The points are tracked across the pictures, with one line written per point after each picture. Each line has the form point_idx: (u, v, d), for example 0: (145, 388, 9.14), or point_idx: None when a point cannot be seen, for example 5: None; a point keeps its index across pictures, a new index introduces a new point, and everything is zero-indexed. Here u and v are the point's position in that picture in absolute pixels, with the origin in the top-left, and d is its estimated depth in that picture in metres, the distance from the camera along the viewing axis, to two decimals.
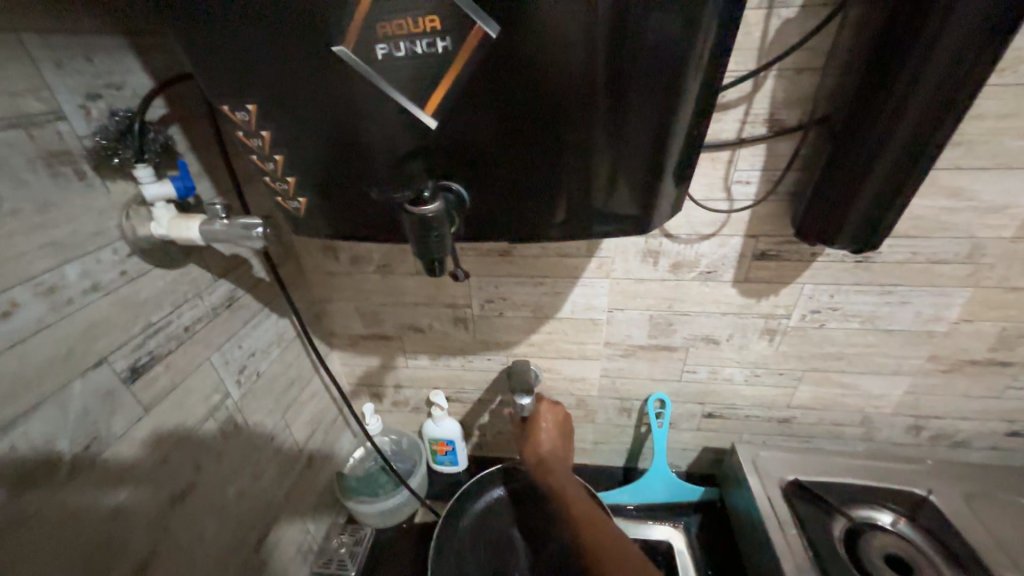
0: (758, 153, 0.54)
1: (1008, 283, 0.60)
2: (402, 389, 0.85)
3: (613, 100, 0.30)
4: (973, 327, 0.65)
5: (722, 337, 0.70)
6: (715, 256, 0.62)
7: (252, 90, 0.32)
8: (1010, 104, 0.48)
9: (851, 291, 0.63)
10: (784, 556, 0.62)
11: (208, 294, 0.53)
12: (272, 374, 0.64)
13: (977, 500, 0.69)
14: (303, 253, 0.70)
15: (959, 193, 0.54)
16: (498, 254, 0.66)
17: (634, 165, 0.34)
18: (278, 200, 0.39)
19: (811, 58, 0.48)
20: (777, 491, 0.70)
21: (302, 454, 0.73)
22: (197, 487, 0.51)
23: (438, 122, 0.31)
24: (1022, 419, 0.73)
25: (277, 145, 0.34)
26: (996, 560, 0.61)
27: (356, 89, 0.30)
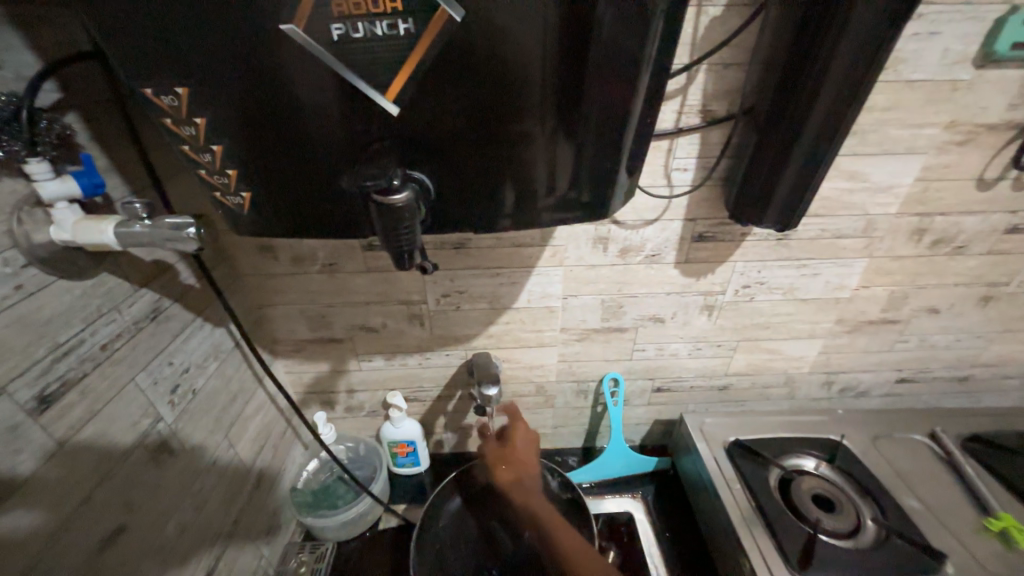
0: (694, 142, 0.58)
1: (894, 253, 0.71)
2: (356, 393, 0.81)
3: (575, 90, 0.31)
4: (869, 292, 0.75)
5: (667, 316, 0.75)
6: (659, 240, 0.66)
7: (183, 72, 0.28)
8: (893, 97, 0.56)
9: (774, 266, 0.71)
10: (732, 511, 0.68)
11: (128, 307, 0.46)
12: (210, 391, 0.59)
13: (879, 440, 0.80)
14: (236, 255, 0.64)
15: (857, 175, 0.62)
16: (452, 247, 0.65)
17: (596, 155, 0.35)
18: (216, 196, 0.35)
19: (736, 53, 0.52)
20: (722, 452, 0.77)
21: (250, 474, 0.67)
22: (131, 526, 0.45)
23: (400, 109, 0.30)
24: (907, 367, 0.86)
25: (215, 134, 0.31)
26: (898, 488, 0.72)
27: (310, 73, 0.28)
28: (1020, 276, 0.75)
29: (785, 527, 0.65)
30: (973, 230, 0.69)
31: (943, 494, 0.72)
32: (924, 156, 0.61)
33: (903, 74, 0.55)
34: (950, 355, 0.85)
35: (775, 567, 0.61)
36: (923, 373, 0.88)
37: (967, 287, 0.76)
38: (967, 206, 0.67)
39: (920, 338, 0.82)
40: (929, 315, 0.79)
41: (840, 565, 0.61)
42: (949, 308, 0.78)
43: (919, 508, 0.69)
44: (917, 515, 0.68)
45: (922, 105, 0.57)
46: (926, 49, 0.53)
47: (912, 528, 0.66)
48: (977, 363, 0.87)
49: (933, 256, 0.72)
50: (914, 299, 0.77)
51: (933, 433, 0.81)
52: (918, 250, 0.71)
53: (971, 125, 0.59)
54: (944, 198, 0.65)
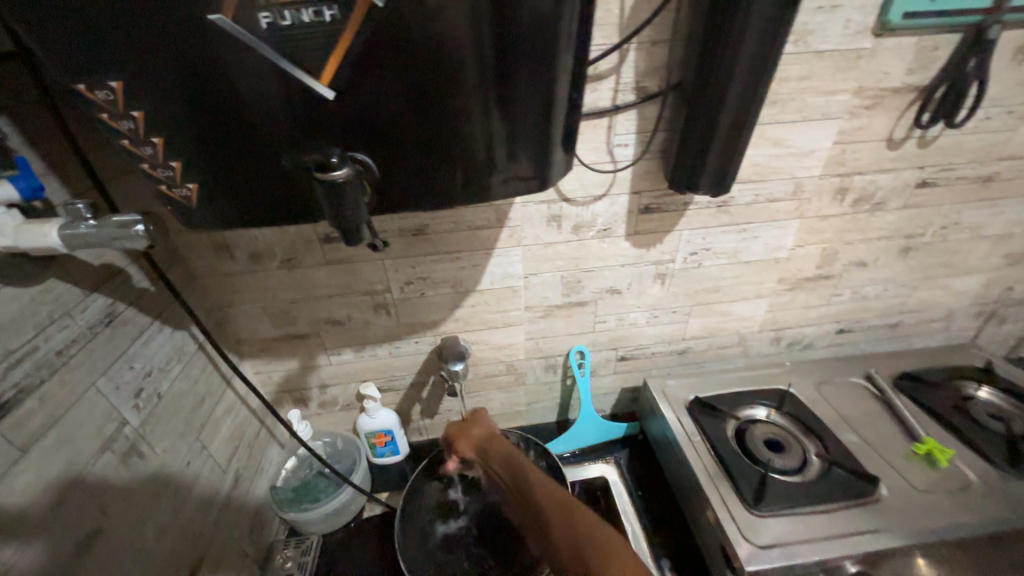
0: (632, 118, 0.62)
1: (822, 212, 0.77)
2: (328, 388, 0.82)
3: (501, 68, 0.33)
4: (804, 251, 0.81)
5: (624, 287, 0.79)
6: (609, 214, 0.70)
7: (114, 65, 0.29)
8: (806, 67, 0.61)
9: (717, 232, 0.76)
10: (695, 462, 0.73)
11: (80, 312, 0.46)
12: (176, 394, 0.58)
13: (822, 385, 0.88)
14: (192, 257, 0.63)
15: (782, 142, 0.68)
16: (410, 234, 0.66)
17: (528, 129, 0.38)
18: (161, 189, 0.35)
19: (662, 32, 0.56)
20: (683, 411, 0.82)
21: (227, 475, 0.67)
22: (106, 529, 0.46)
23: (335, 92, 0.32)
24: (845, 318, 0.94)
25: (154, 126, 0.32)
26: (838, 426, 0.80)
27: (242, 60, 0.29)
28: (933, 226, 0.83)
29: (741, 470, 0.71)
30: (889, 187, 0.76)
31: (877, 428, 0.80)
32: (839, 121, 0.67)
33: (813, 45, 0.60)
34: (880, 304, 0.93)
35: (733, 506, 0.67)
36: (859, 323, 0.96)
37: (889, 240, 0.83)
38: (882, 165, 0.73)
39: (853, 290, 0.90)
40: (858, 268, 0.86)
41: (790, 497, 0.67)
42: (875, 260, 0.86)
43: (856, 441, 0.77)
44: (854, 447, 0.76)
45: (832, 74, 0.63)
46: (830, 21, 0.59)
47: (850, 458, 0.74)
48: (904, 310, 0.96)
49: (857, 213, 0.78)
50: (844, 254, 0.84)
51: (869, 375, 0.89)
52: (843, 208, 0.77)
53: (876, 90, 0.65)
54: (860, 158, 0.72)
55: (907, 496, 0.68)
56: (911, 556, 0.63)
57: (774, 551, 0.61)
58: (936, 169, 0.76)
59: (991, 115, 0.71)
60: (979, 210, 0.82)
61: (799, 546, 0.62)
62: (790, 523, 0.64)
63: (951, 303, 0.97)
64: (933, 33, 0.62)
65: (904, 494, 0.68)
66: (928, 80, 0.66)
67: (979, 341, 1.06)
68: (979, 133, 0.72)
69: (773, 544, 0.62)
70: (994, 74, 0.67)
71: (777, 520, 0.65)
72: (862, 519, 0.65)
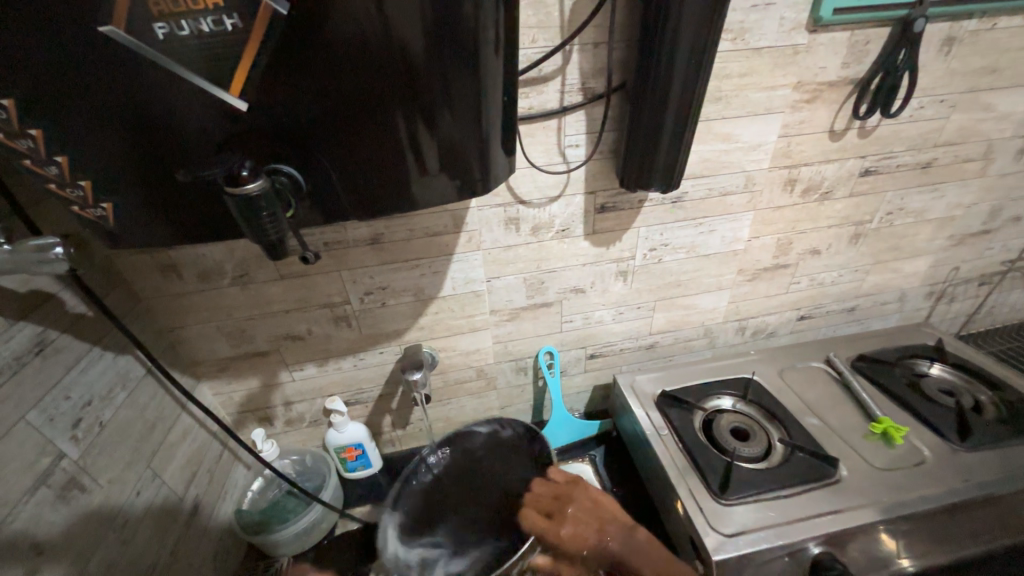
0: (581, 119, 0.62)
1: (774, 204, 0.79)
2: (293, 405, 0.80)
3: (425, 75, 0.33)
4: (760, 242, 0.83)
5: (587, 286, 0.80)
6: (566, 215, 0.71)
7: (5, 83, 0.28)
8: (746, 64, 0.63)
9: (675, 228, 0.77)
10: (663, 456, 0.73)
11: (4, 342, 0.44)
12: (121, 421, 0.56)
13: (785, 371, 0.90)
14: (135, 279, 0.61)
15: (730, 137, 0.69)
16: (366, 244, 0.65)
17: (462, 135, 0.37)
18: (74, 210, 0.34)
19: (602, 33, 0.57)
20: (651, 405, 0.83)
21: (185, 501, 0.65)
22: (43, 568, 0.43)
23: (248, 103, 0.31)
24: (804, 305, 0.97)
25: (56, 145, 0.31)
26: (800, 411, 0.82)
27: (144, 73, 0.29)
28: (879, 212, 0.86)
29: (707, 460, 0.72)
30: (835, 176, 0.79)
31: (837, 410, 0.83)
32: (783, 115, 0.69)
33: (750, 43, 0.62)
34: (837, 289, 0.96)
35: (700, 496, 0.68)
36: (818, 309, 0.99)
37: (839, 228, 0.86)
38: (826, 156, 0.76)
39: (809, 278, 0.92)
40: (813, 256, 0.89)
41: (755, 483, 0.68)
42: (828, 247, 0.89)
43: (818, 424, 0.79)
44: (816, 431, 0.78)
45: (771, 70, 0.64)
46: (765, 19, 0.60)
47: (812, 441, 0.76)
48: (860, 294, 0.99)
49: (806, 203, 0.81)
50: (799, 243, 0.86)
51: (828, 358, 0.92)
52: (793, 199, 0.80)
53: (815, 84, 0.68)
54: (805, 150, 0.74)
55: (867, 474, 0.70)
56: (874, 532, 0.65)
57: (742, 538, 0.62)
58: (877, 158, 0.79)
59: (924, 104, 0.74)
60: (921, 195, 0.86)
61: (766, 531, 0.63)
62: (757, 509, 0.65)
63: (903, 286, 1.01)
64: (864, 28, 0.64)
65: (863, 472, 0.70)
66: (863, 74, 0.68)
67: (932, 320, 1.10)
68: (915, 122, 0.76)
69: (739, 531, 0.63)
70: (924, 65, 0.70)
71: (745, 507, 0.66)
72: (825, 499, 0.66)
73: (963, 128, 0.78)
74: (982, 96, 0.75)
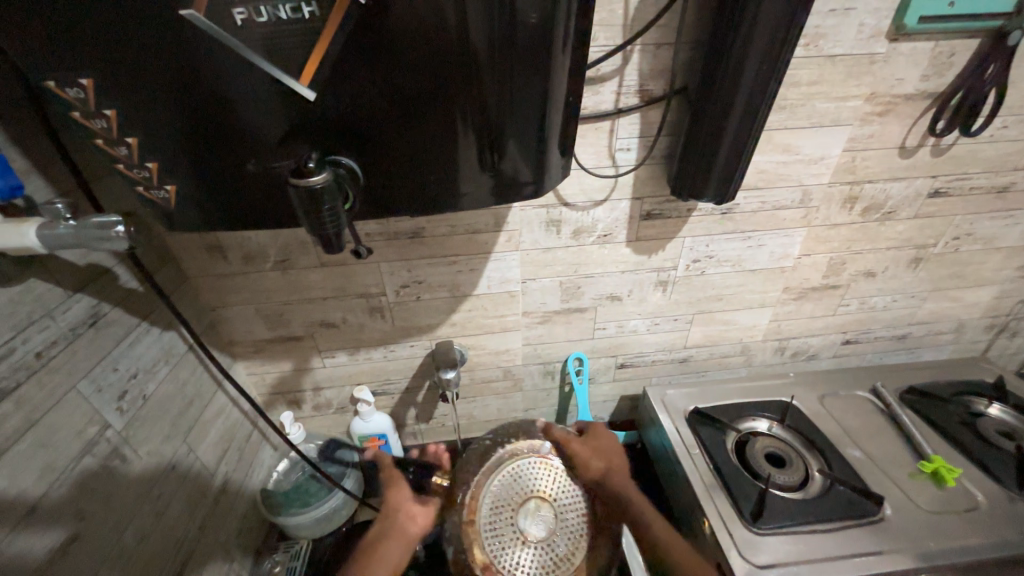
0: (635, 121, 0.60)
1: (830, 221, 0.75)
2: (322, 391, 0.81)
3: (494, 71, 0.32)
4: (811, 259, 0.79)
5: (624, 294, 0.78)
6: (609, 220, 0.68)
7: (87, 63, 0.28)
8: (817, 72, 0.59)
9: (721, 240, 0.74)
10: (691, 474, 0.71)
11: (61, 313, 0.45)
12: (162, 396, 0.58)
13: (826, 398, 0.86)
14: (183, 256, 0.62)
15: (790, 148, 0.66)
16: (406, 236, 0.65)
17: (522, 134, 0.36)
18: (139, 190, 0.35)
19: (666, 34, 0.54)
20: (682, 420, 0.80)
21: (216, 477, 0.66)
22: (82, 535, 0.45)
23: (316, 94, 0.31)
24: (851, 330, 0.92)
25: (128, 126, 0.31)
26: (843, 442, 0.78)
27: (219, 59, 0.29)
28: (945, 237, 0.80)
29: (739, 484, 0.69)
30: (901, 196, 0.74)
31: (882, 444, 0.78)
32: (850, 128, 0.65)
33: (824, 50, 0.58)
34: (888, 315, 0.91)
35: (730, 521, 0.65)
36: (865, 334, 0.93)
37: (899, 250, 0.81)
38: (893, 173, 0.71)
39: (859, 301, 0.87)
40: (866, 278, 0.84)
41: (791, 514, 0.65)
42: (884, 271, 0.83)
43: (861, 457, 0.75)
44: (858, 464, 0.74)
45: (844, 79, 0.60)
46: (843, 25, 0.57)
47: (853, 475, 0.72)
48: (913, 322, 0.93)
49: (866, 222, 0.76)
50: (852, 264, 0.81)
51: (875, 388, 0.87)
52: (851, 217, 0.75)
53: (889, 97, 0.63)
54: (871, 166, 0.70)
55: (913, 517, 0.66)
56: None
57: (772, 571, 0.60)
58: (949, 179, 0.73)
59: (1008, 123, 0.68)
60: (993, 221, 0.80)
61: (798, 566, 0.60)
62: (790, 541, 0.63)
63: (961, 316, 0.94)
64: (950, 38, 0.59)
65: (909, 515, 0.66)
66: (943, 88, 0.63)
67: (989, 354, 1.03)
68: (995, 142, 0.70)
69: (771, 564, 0.60)
70: (1013, 82, 0.64)
71: (778, 538, 0.63)
72: (865, 540, 0.63)
73: None
74: None
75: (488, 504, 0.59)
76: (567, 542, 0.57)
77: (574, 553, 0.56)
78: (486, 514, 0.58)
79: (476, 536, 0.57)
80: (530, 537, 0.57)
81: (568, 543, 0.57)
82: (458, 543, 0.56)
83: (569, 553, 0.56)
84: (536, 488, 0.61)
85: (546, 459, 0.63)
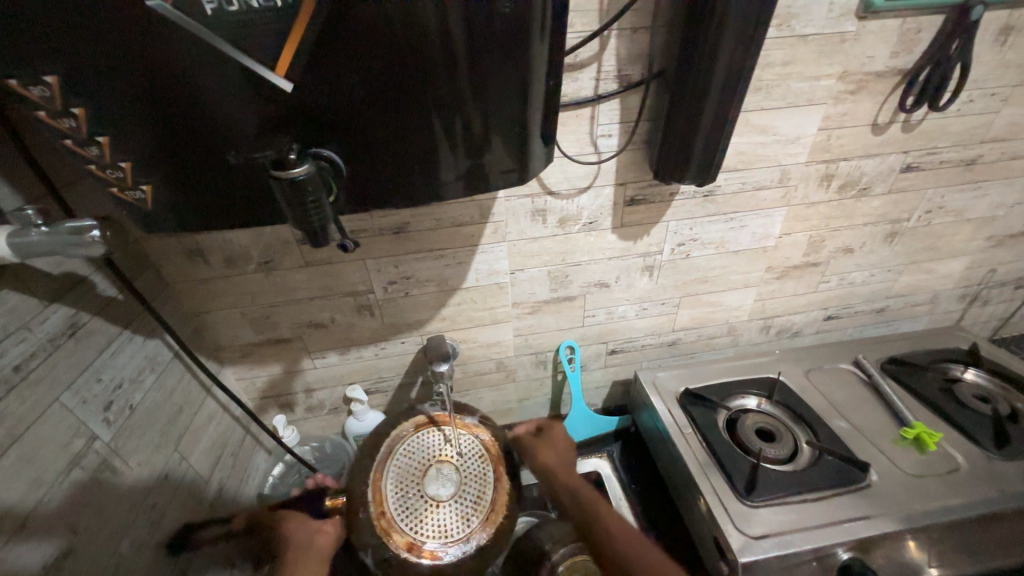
0: (615, 107, 0.60)
1: (808, 199, 0.76)
2: (313, 393, 0.80)
3: (473, 57, 0.32)
4: (792, 238, 0.81)
5: (612, 280, 0.78)
6: (594, 207, 0.69)
7: (51, 59, 0.27)
8: (790, 52, 0.60)
9: (704, 222, 0.75)
10: (686, 454, 0.73)
11: (39, 324, 0.44)
12: (150, 404, 0.57)
13: (811, 371, 0.88)
14: (163, 262, 0.61)
15: (767, 129, 0.67)
16: (391, 232, 0.64)
17: (506, 121, 0.36)
18: (114, 192, 0.34)
19: (642, 18, 0.54)
20: (673, 402, 0.82)
21: (210, 484, 0.65)
22: (77, 549, 0.44)
23: (293, 84, 0.30)
24: (832, 305, 0.95)
25: (98, 124, 0.30)
26: (828, 414, 0.80)
27: (189, 51, 0.28)
28: (918, 210, 0.83)
29: (732, 460, 0.71)
30: (875, 172, 0.76)
31: (866, 414, 0.80)
32: (824, 107, 0.66)
33: (796, 30, 0.59)
34: (867, 289, 0.94)
35: (724, 497, 0.67)
36: (846, 309, 0.96)
37: (874, 226, 0.83)
38: (867, 150, 0.73)
39: (839, 277, 0.90)
40: (845, 254, 0.86)
41: (781, 486, 0.67)
42: (862, 246, 0.86)
43: (847, 427, 0.78)
44: (844, 434, 0.77)
45: (817, 58, 0.62)
46: (813, 5, 0.57)
47: (840, 445, 0.74)
48: (890, 295, 0.96)
49: (843, 199, 0.78)
50: (831, 241, 0.83)
51: (857, 360, 0.90)
52: (828, 195, 0.77)
53: (861, 75, 0.65)
54: (845, 143, 0.71)
55: (899, 481, 0.68)
56: (901, 539, 0.63)
57: (767, 541, 0.61)
58: (920, 153, 0.75)
59: (973, 98, 0.70)
60: (963, 193, 0.82)
61: (791, 535, 0.62)
62: (782, 512, 0.64)
63: (935, 287, 0.97)
64: (916, 15, 0.61)
65: (894, 480, 0.68)
66: (912, 64, 0.65)
67: (963, 322, 1.07)
68: (962, 116, 0.72)
69: (766, 534, 0.62)
70: (977, 56, 0.66)
71: (770, 509, 0.65)
72: (854, 505, 0.65)
73: (1013, 124, 0.75)
74: None
75: (393, 489, 0.58)
76: (476, 485, 0.60)
77: (484, 491, 0.60)
78: (394, 496, 0.58)
79: (392, 521, 0.56)
80: (442, 496, 0.58)
81: (477, 487, 0.60)
82: (374, 541, 0.54)
83: (480, 493, 0.59)
84: (432, 456, 0.62)
85: (426, 433, 0.64)
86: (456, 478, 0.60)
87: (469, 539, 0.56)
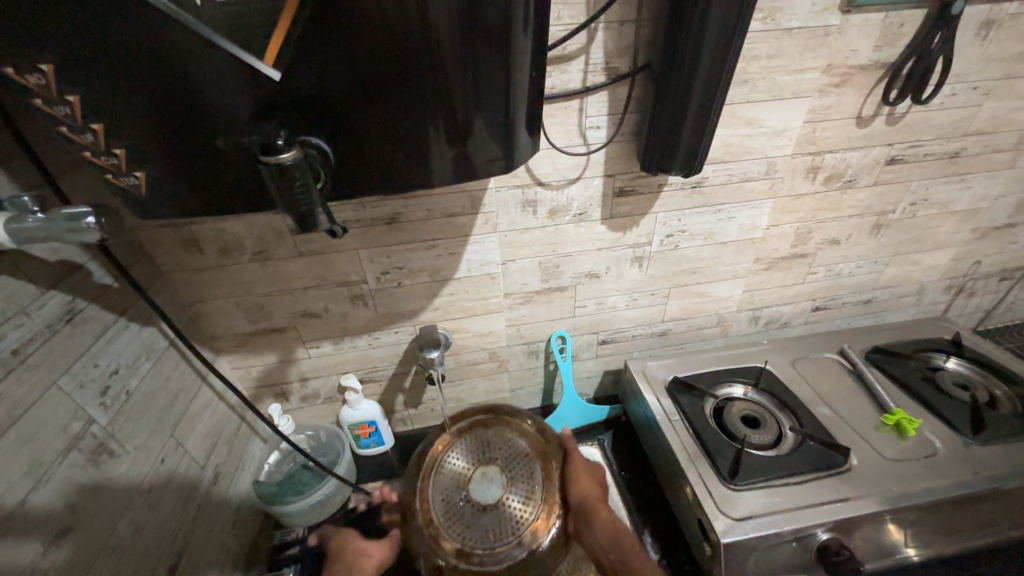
0: (603, 99, 0.61)
1: (794, 191, 0.78)
2: (308, 381, 0.81)
3: (456, 48, 0.33)
4: (779, 230, 0.82)
5: (602, 271, 0.80)
6: (584, 198, 0.70)
7: (45, 47, 0.28)
8: (775, 46, 0.61)
9: (693, 213, 0.76)
10: (674, 442, 0.74)
11: (36, 310, 0.45)
12: (146, 391, 0.58)
13: (798, 361, 0.90)
14: (158, 252, 0.62)
15: (754, 121, 0.68)
16: (384, 223, 0.65)
17: (489, 111, 0.37)
18: (108, 178, 0.35)
19: (628, 11, 0.55)
20: (662, 391, 0.84)
21: (206, 470, 0.67)
22: (77, 527, 0.45)
23: (280, 73, 0.31)
24: (820, 296, 0.96)
25: (92, 111, 0.31)
26: (813, 401, 0.82)
27: (180, 40, 0.29)
28: (903, 203, 0.84)
29: (718, 447, 0.72)
30: (859, 165, 0.77)
31: (849, 402, 0.82)
32: (810, 99, 0.67)
33: (781, 23, 0.60)
34: (853, 281, 0.95)
35: (709, 482, 0.68)
36: (833, 300, 0.98)
37: (860, 217, 0.85)
38: (851, 143, 0.74)
39: (826, 268, 0.91)
40: (832, 246, 0.88)
41: (765, 471, 0.69)
42: (848, 238, 0.87)
43: (830, 415, 0.79)
44: (827, 421, 0.78)
45: (801, 52, 0.63)
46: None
47: (822, 431, 0.76)
48: (877, 287, 0.98)
49: (829, 191, 0.79)
50: (818, 232, 0.85)
51: (842, 350, 0.92)
52: (815, 187, 0.78)
53: (845, 67, 0.66)
54: (830, 136, 0.72)
55: (879, 466, 0.70)
56: (881, 522, 0.65)
57: (749, 523, 0.63)
58: (904, 146, 0.77)
59: (956, 91, 0.71)
60: (947, 185, 0.84)
61: (774, 516, 0.64)
62: (766, 495, 0.66)
63: (921, 279, 0.99)
64: (899, 9, 0.62)
65: (874, 464, 0.70)
66: (895, 58, 0.66)
67: (949, 314, 1.09)
68: (945, 109, 0.73)
69: (749, 515, 0.64)
70: (959, 50, 0.67)
71: (753, 493, 0.67)
72: (834, 488, 0.67)
73: (996, 117, 0.76)
74: (1017, 83, 0.72)
75: (438, 497, 0.60)
76: (524, 484, 0.60)
77: (532, 489, 0.59)
78: (439, 505, 0.59)
79: (440, 529, 0.58)
80: (487, 499, 0.58)
81: (524, 488, 0.60)
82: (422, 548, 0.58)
83: (528, 492, 0.59)
84: (476, 460, 0.62)
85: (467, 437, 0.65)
86: (501, 478, 0.60)
87: (519, 540, 0.56)
